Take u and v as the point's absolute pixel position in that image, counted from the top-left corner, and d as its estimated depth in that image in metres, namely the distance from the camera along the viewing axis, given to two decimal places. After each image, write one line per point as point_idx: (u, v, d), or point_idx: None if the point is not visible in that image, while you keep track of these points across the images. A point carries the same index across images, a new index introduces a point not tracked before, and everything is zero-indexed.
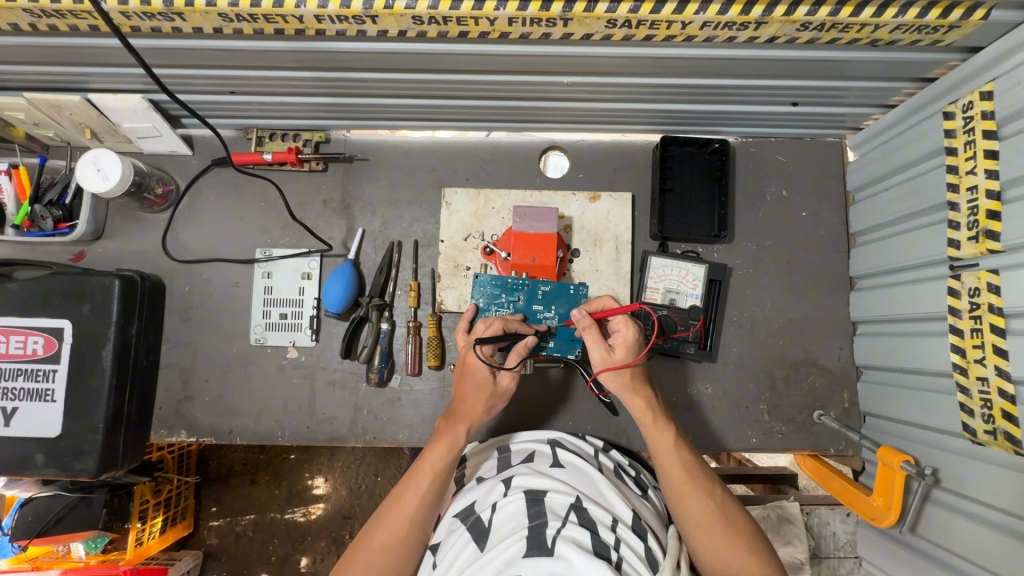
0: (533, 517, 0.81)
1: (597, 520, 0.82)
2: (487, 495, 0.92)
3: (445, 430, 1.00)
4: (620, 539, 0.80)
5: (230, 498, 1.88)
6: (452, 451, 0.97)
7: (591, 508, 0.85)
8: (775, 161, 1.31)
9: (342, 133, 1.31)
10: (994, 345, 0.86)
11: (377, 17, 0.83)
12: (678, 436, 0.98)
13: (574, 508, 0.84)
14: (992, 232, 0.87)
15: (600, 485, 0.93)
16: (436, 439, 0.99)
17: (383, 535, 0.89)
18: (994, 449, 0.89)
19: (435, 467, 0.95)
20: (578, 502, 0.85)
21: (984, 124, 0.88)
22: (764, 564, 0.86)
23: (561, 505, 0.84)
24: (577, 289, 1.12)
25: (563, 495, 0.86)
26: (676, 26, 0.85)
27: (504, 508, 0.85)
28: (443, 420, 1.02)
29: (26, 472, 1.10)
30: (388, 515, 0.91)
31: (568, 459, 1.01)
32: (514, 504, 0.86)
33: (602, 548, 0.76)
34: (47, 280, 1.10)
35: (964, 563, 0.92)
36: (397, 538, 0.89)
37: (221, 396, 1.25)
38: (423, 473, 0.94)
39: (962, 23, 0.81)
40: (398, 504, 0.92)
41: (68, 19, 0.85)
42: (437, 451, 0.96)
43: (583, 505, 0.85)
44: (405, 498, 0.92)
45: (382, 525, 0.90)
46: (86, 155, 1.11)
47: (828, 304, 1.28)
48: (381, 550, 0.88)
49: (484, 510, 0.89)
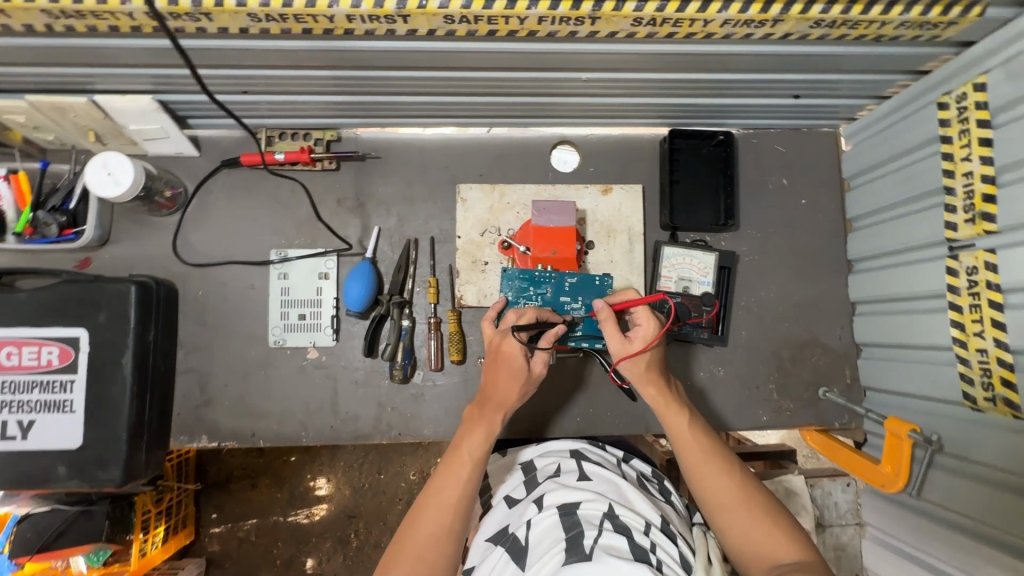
0: (569, 529, 0.84)
1: (630, 525, 0.85)
2: (521, 515, 0.94)
3: (478, 419, 1.02)
4: (656, 543, 0.83)
5: (231, 505, 1.86)
6: (488, 438, 1.00)
7: (624, 514, 0.87)
8: (776, 152, 1.37)
9: (352, 132, 1.31)
10: (993, 319, 0.94)
11: (409, 17, 0.84)
12: (692, 420, 1.02)
13: (608, 516, 0.86)
14: (988, 214, 0.94)
15: (631, 494, 0.96)
16: (470, 427, 1.02)
17: (427, 528, 0.90)
18: (992, 415, 0.97)
19: (474, 455, 0.98)
20: (611, 510, 0.88)
21: (978, 114, 0.95)
22: (792, 538, 0.86)
23: (594, 515, 0.87)
24: (602, 280, 1.17)
25: (595, 504, 0.89)
26: (699, 24, 0.88)
27: (538, 525, 0.89)
28: (476, 407, 1.05)
29: (46, 486, 1.07)
30: (430, 507, 0.92)
31: (593, 470, 1.02)
32: (548, 519, 0.89)
33: (640, 553, 0.79)
34: (57, 289, 1.08)
35: (968, 521, 1.00)
36: (442, 528, 0.90)
37: (241, 399, 1.24)
38: (461, 463, 0.97)
39: (960, 20, 0.88)
40: (440, 495, 0.93)
41: (88, 20, 0.83)
42: (475, 439, 0.99)
43: (615, 512, 0.87)
44: (446, 490, 0.94)
45: (426, 517, 0.91)
46: (112, 165, 1.08)
47: (828, 287, 1.34)
48: (428, 542, 0.88)
49: (519, 528, 0.91)
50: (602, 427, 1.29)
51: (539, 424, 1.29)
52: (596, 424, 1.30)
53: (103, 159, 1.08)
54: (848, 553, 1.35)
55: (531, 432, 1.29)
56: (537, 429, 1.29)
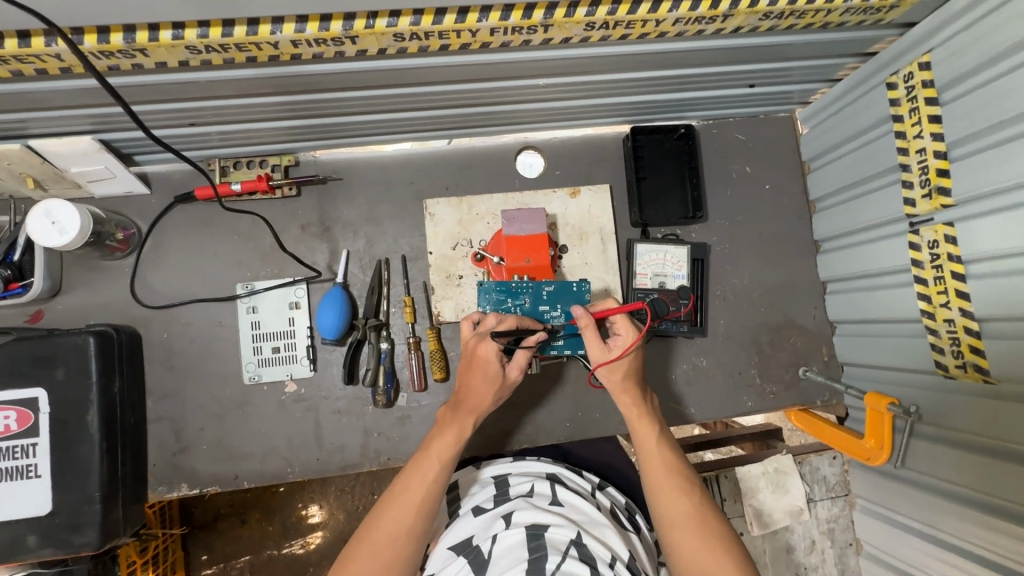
0: (531, 551, 0.79)
1: (596, 555, 0.80)
2: (486, 529, 0.90)
3: (450, 420, 1.01)
4: None
5: (221, 544, 1.80)
6: (459, 441, 0.98)
7: (591, 543, 0.82)
8: (736, 140, 1.39)
9: (310, 155, 1.27)
10: (957, 291, 0.97)
11: (357, 38, 0.82)
12: (663, 436, 1.01)
13: (574, 544, 0.81)
14: (943, 188, 0.97)
15: (602, 525, 0.92)
16: (441, 429, 1.00)
17: (386, 527, 0.88)
18: (964, 382, 1.01)
19: (443, 454, 0.96)
20: (579, 538, 0.83)
21: (926, 92, 0.97)
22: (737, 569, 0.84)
23: (561, 540, 0.81)
24: (579, 286, 1.12)
25: (563, 529, 0.84)
26: (651, 24, 0.88)
27: (503, 541, 0.84)
28: (449, 408, 1.03)
29: (16, 557, 1.01)
30: (392, 506, 0.90)
31: (568, 500, 0.98)
32: (513, 537, 0.84)
33: None
34: (9, 348, 1.02)
35: (952, 485, 1.03)
36: (403, 527, 0.88)
37: (220, 441, 1.20)
38: (428, 461, 0.95)
39: (900, 3, 0.90)
40: (403, 494, 0.92)
41: (12, 64, 0.78)
42: (445, 442, 0.97)
43: (582, 540, 0.82)
44: (411, 489, 0.92)
45: (387, 515, 0.89)
46: (55, 214, 1.02)
47: (799, 268, 1.37)
48: (386, 540, 0.87)
49: (483, 542, 0.87)
50: (593, 429, 1.29)
51: (530, 433, 1.28)
52: (586, 427, 1.29)
53: (49, 208, 1.02)
54: (838, 524, 1.40)
55: (522, 442, 1.27)
56: (528, 438, 1.28)
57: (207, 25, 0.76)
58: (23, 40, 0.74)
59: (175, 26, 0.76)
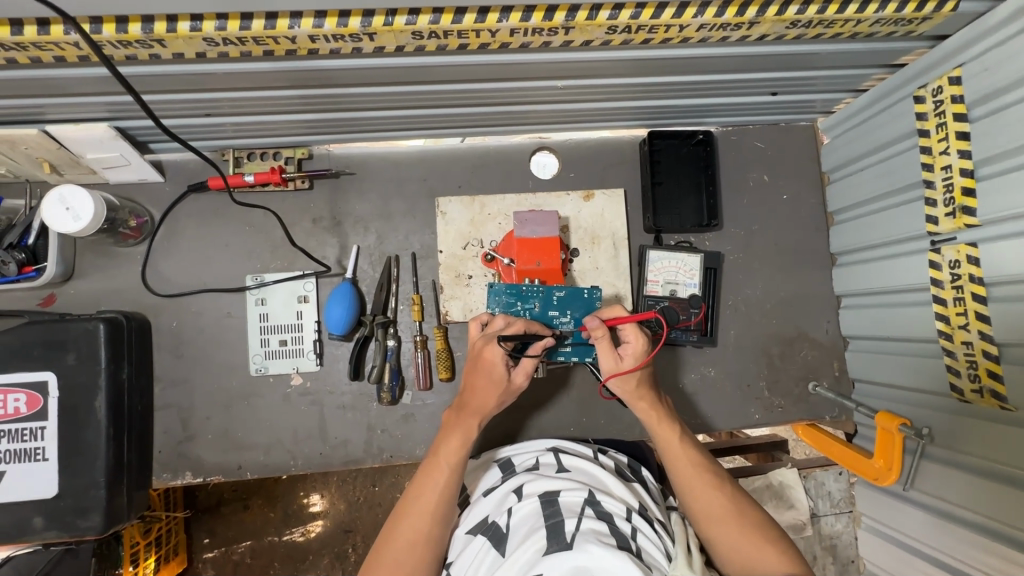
0: (548, 517, 0.82)
1: (611, 511, 0.84)
2: (500, 505, 0.93)
3: (455, 423, 1.01)
4: (637, 528, 0.83)
5: (223, 528, 1.81)
6: (465, 444, 0.98)
7: (605, 500, 0.87)
8: (755, 148, 1.36)
9: (324, 149, 1.27)
10: (977, 313, 0.94)
11: (375, 35, 0.81)
12: (683, 435, 1.01)
13: (588, 502, 0.85)
14: (968, 207, 0.94)
15: (608, 481, 0.95)
16: (447, 434, 1.00)
17: (406, 534, 0.90)
18: (980, 406, 0.98)
19: (450, 460, 0.96)
20: (591, 496, 0.87)
21: (955, 107, 0.94)
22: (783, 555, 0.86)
23: (575, 502, 0.85)
24: (590, 293, 1.11)
25: (576, 491, 0.88)
26: (674, 29, 0.86)
27: (518, 512, 0.87)
28: (453, 413, 1.03)
29: (23, 538, 1.02)
30: (409, 513, 0.91)
31: (572, 463, 1.00)
32: (528, 508, 0.87)
33: (622, 539, 0.79)
34: (20, 332, 1.02)
35: (961, 510, 1.02)
36: (420, 534, 0.90)
37: (225, 431, 1.20)
38: (438, 467, 0.96)
39: (934, 15, 0.87)
40: (418, 501, 0.93)
41: (31, 51, 0.78)
42: (451, 445, 0.97)
43: (596, 499, 0.86)
44: (424, 495, 0.93)
45: (406, 521, 0.91)
46: (70, 203, 1.02)
47: (813, 281, 1.35)
48: (406, 547, 0.89)
49: (500, 516, 0.90)
50: (597, 436, 1.28)
51: (533, 437, 1.27)
52: (590, 433, 1.28)
53: (64, 197, 1.02)
54: (841, 541, 1.40)
55: None
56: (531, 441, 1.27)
57: (225, 18, 0.76)
58: (42, 27, 0.74)
59: (193, 17, 0.75)
